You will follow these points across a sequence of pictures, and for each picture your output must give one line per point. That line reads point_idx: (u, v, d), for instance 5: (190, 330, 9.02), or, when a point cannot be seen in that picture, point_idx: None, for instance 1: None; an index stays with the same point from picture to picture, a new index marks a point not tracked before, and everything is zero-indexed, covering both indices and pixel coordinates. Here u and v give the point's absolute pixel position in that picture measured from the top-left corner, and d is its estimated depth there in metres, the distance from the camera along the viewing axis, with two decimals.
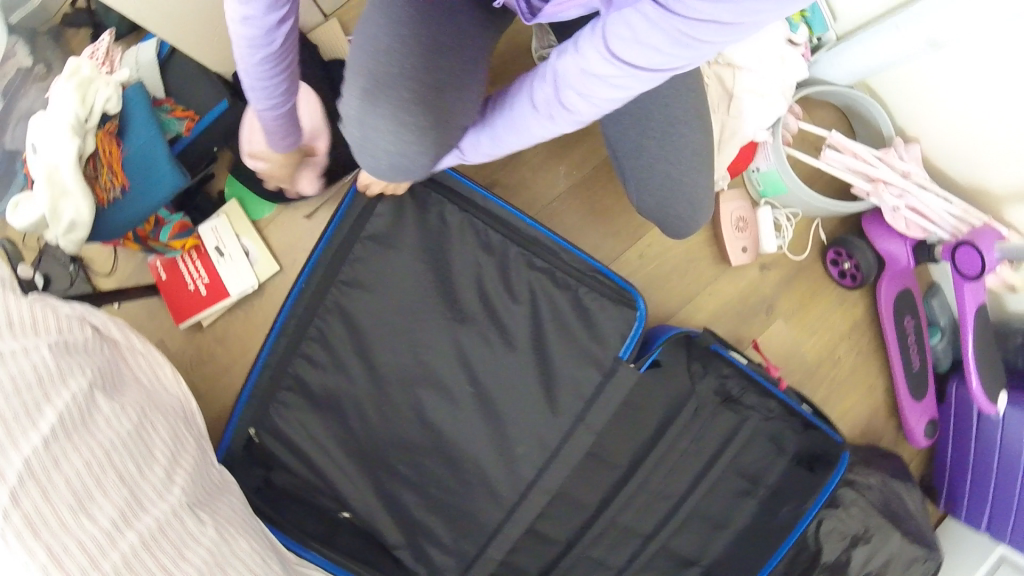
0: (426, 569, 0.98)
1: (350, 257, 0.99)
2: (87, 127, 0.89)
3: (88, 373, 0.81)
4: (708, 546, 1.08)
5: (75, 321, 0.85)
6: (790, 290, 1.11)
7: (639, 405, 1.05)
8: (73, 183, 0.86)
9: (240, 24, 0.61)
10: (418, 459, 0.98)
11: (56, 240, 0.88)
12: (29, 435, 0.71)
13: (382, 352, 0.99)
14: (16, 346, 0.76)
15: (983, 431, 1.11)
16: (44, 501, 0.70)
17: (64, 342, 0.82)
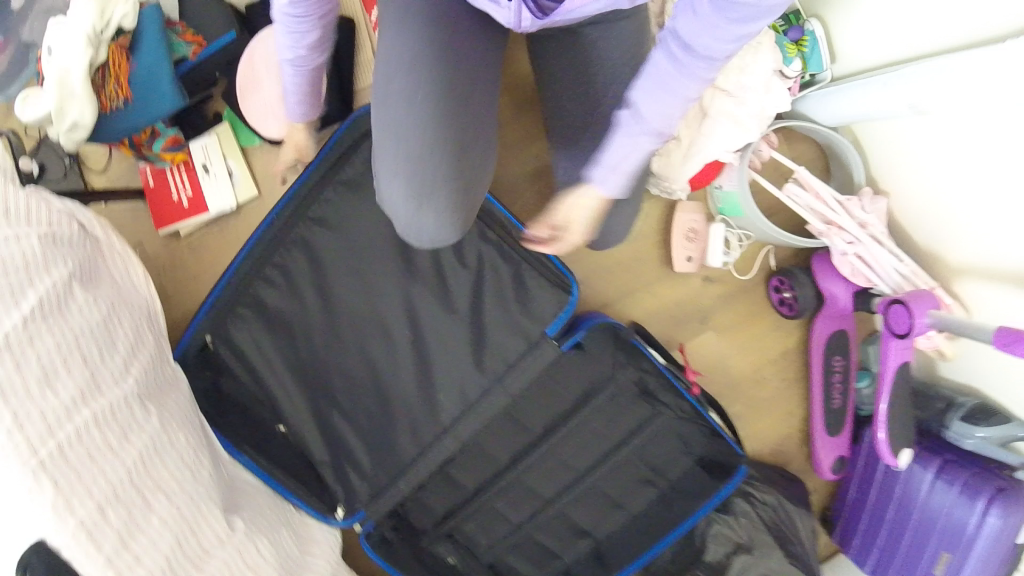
0: (342, 487, 1.10)
1: (320, 199, 1.04)
2: (100, 38, 0.95)
3: (69, 265, 0.88)
4: (602, 520, 1.18)
5: (64, 216, 0.92)
6: (726, 307, 1.18)
7: (562, 383, 1.12)
8: (80, 87, 0.92)
9: None
10: (353, 390, 1.08)
11: (59, 138, 0.95)
12: (10, 312, 0.78)
13: (337, 288, 1.06)
14: (9, 233, 0.82)
15: (886, 482, 1.15)
16: (16, 370, 0.77)
17: (51, 234, 0.88)
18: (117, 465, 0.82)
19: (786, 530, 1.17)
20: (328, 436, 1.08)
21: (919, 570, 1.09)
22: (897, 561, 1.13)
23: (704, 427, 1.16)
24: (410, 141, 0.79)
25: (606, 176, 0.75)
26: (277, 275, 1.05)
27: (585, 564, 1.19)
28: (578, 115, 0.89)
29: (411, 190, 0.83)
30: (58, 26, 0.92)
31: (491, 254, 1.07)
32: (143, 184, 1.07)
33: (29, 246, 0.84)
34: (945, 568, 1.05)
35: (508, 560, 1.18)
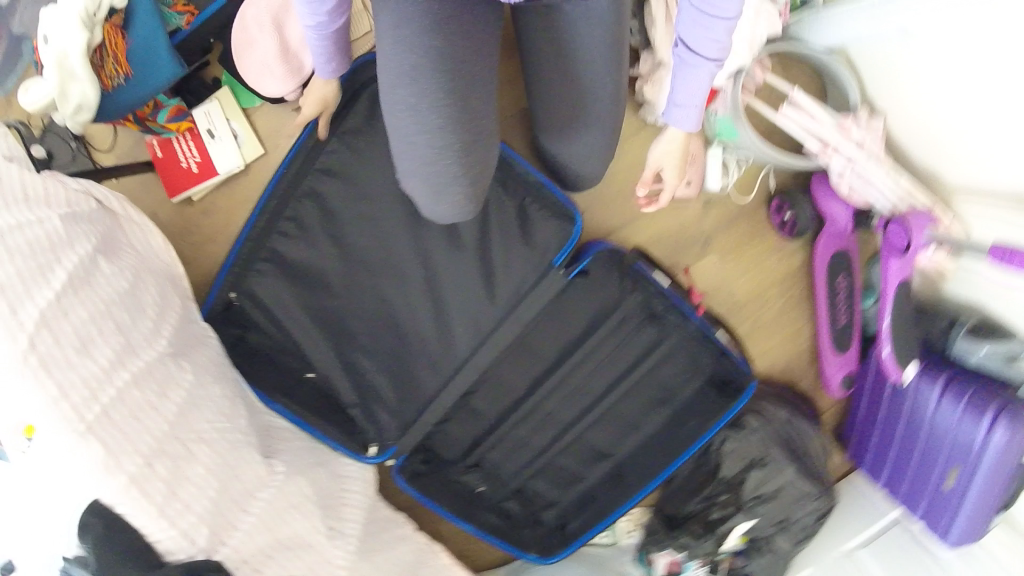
0: (372, 426, 1.15)
1: (327, 149, 1.07)
2: (94, 20, 0.96)
3: (92, 240, 0.93)
4: (619, 443, 1.24)
5: (81, 195, 0.97)
6: (729, 230, 1.19)
7: (570, 316, 1.16)
8: (81, 70, 0.96)
9: None
10: (376, 331, 1.12)
11: (65, 121, 1.00)
12: (42, 289, 0.85)
13: (350, 234, 1.09)
14: (33, 217, 0.88)
15: (894, 400, 1.17)
16: (55, 343, 0.83)
17: (72, 213, 0.93)
18: (159, 420, 0.90)
19: (795, 443, 1.22)
20: (353, 380, 1.13)
21: (932, 486, 1.11)
22: (912, 478, 1.15)
23: (709, 348, 1.20)
24: (423, 143, 0.83)
25: (676, 112, 0.83)
26: (292, 227, 1.07)
27: (606, 484, 1.26)
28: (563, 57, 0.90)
29: (431, 181, 0.89)
30: (51, 12, 0.95)
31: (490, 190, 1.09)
32: (151, 156, 1.11)
33: (53, 227, 0.89)
34: (955, 483, 1.07)
35: (535, 482, 1.25)
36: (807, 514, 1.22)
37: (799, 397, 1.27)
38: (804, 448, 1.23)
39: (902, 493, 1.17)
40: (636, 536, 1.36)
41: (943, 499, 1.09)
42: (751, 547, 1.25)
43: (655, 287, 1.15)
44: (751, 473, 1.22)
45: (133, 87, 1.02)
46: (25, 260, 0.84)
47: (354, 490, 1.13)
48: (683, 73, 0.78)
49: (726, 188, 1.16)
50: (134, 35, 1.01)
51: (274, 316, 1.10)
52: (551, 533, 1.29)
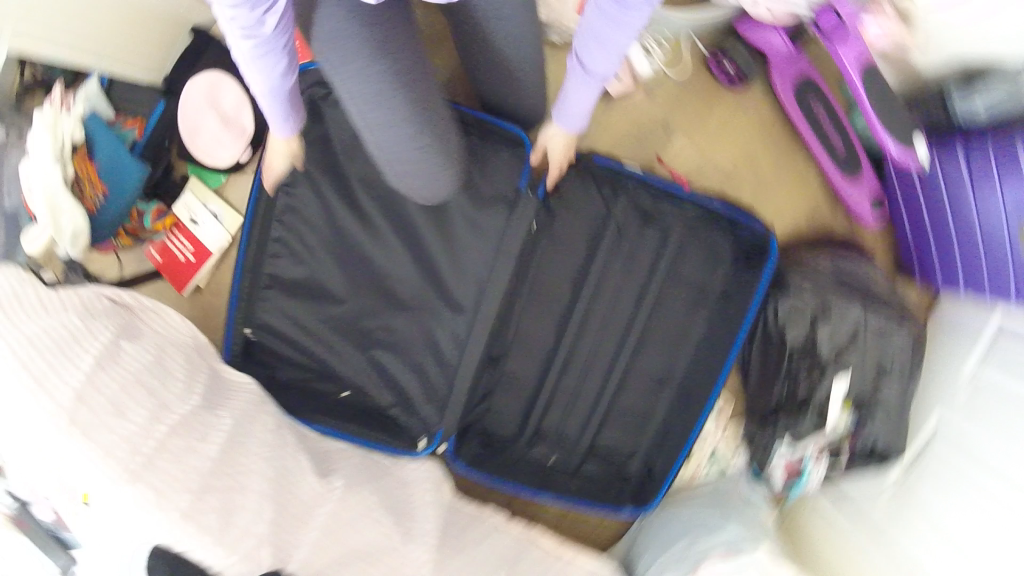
0: (415, 419, 1.18)
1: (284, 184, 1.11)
2: (63, 155, 1.00)
3: (110, 328, 0.99)
4: (674, 361, 1.18)
5: (94, 296, 1.01)
6: (683, 106, 1.15)
7: (564, 251, 1.15)
8: (67, 200, 0.99)
9: (229, 9, 0.65)
10: (391, 324, 1.15)
11: (67, 254, 1.02)
12: (72, 373, 0.89)
13: (331, 254, 1.13)
14: (52, 320, 0.93)
15: (929, 200, 1.07)
16: (91, 413, 0.88)
17: (86, 310, 0.99)
18: (204, 461, 0.95)
19: (850, 280, 1.12)
20: (389, 386, 1.17)
21: (1010, 257, 0.99)
22: (987, 263, 1.03)
23: (718, 224, 1.14)
24: (417, 162, 0.92)
25: (569, 113, 0.97)
26: (288, 264, 1.14)
27: (677, 409, 1.20)
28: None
29: (430, 193, 1.00)
30: (27, 165, 0.98)
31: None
32: (154, 264, 1.16)
33: (71, 326, 0.95)
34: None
35: (604, 435, 1.21)
36: (900, 349, 1.10)
37: (841, 242, 1.17)
38: (867, 285, 1.12)
39: (986, 285, 1.05)
40: (742, 458, 1.27)
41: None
42: (858, 412, 1.14)
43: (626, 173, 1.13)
44: (819, 330, 1.11)
45: (112, 200, 1.07)
46: (52, 354, 0.89)
47: (423, 493, 1.13)
48: (580, 84, 0.89)
49: (658, 69, 1.14)
50: (99, 157, 1.05)
51: (298, 351, 1.16)
52: (641, 482, 1.23)
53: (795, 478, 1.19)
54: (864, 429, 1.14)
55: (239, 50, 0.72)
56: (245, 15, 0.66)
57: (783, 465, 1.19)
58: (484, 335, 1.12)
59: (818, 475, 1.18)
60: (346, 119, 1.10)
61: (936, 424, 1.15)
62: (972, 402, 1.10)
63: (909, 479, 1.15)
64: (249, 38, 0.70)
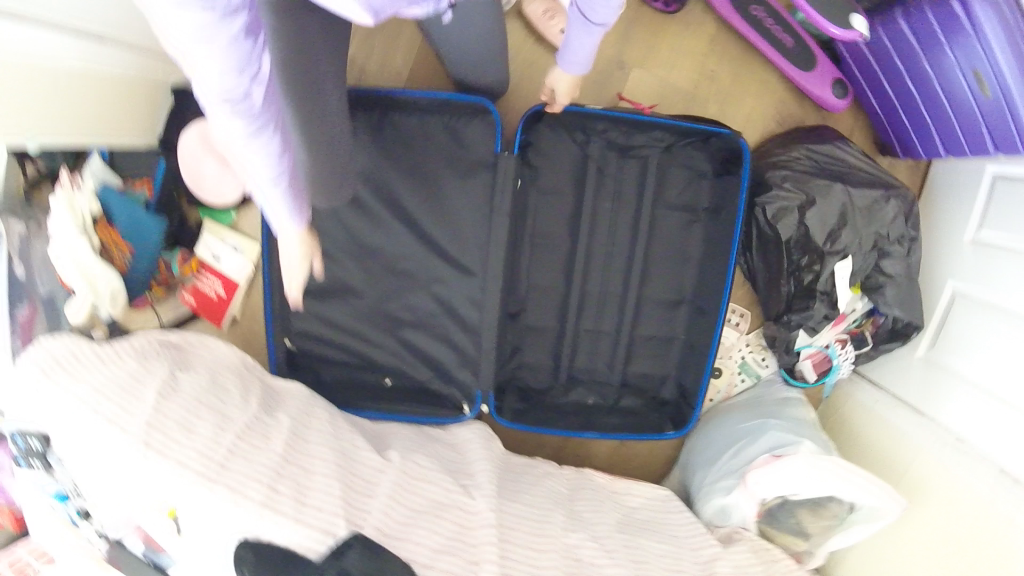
0: (455, 385, 1.28)
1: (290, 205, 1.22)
2: (87, 227, 1.05)
3: (165, 362, 1.10)
4: (682, 280, 1.25)
5: (144, 339, 1.11)
6: (635, 39, 1.17)
7: (554, 201, 1.24)
8: (101, 266, 1.06)
9: (226, 77, 0.50)
10: (412, 305, 1.25)
11: (109, 314, 1.09)
12: (139, 405, 1.00)
13: (344, 255, 1.23)
14: (113, 365, 1.04)
15: (887, 69, 1.08)
16: (164, 435, 0.99)
17: (139, 351, 1.08)
18: (270, 456, 1.06)
19: (830, 166, 1.14)
20: (424, 363, 1.27)
21: (976, 106, 0.96)
22: (957, 119, 1.02)
23: (692, 142, 1.20)
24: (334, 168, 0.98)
25: (574, 61, 0.80)
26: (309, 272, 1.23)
27: (695, 325, 1.25)
28: None
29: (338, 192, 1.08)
30: (55, 243, 1.03)
31: (414, 149, 1.20)
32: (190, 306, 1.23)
33: (132, 369, 1.05)
34: (989, 85, 0.91)
35: (633, 365, 1.27)
36: (892, 219, 1.12)
37: (814, 131, 1.19)
38: (845, 168, 1.15)
39: (966, 142, 1.03)
40: (772, 362, 1.30)
41: (996, 109, 0.94)
42: (869, 296, 1.16)
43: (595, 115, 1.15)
44: (809, 221, 1.13)
45: (138, 258, 1.14)
46: (120, 394, 1.00)
47: (475, 451, 1.22)
48: (581, 31, 0.72)
49: None
50: (119, 221, 1.11)
51: (336, 349, 1.27)
52: (678, 404, 1.29)
53: (826, 370, 1.22)
54: (880, 306, 1.15)
55: (230, 130, 0.56)
56: (238, 79, 0.51)
57: (811, 358, 1.21)
58: (497, 293, 1.22)
59: (848, 364, 1.21)
60: None
61: (952, 290, 1.13)
62: (978, 254, 1.09)
63: (935, 351, 1.13)
64: (241, 108, 0.54)
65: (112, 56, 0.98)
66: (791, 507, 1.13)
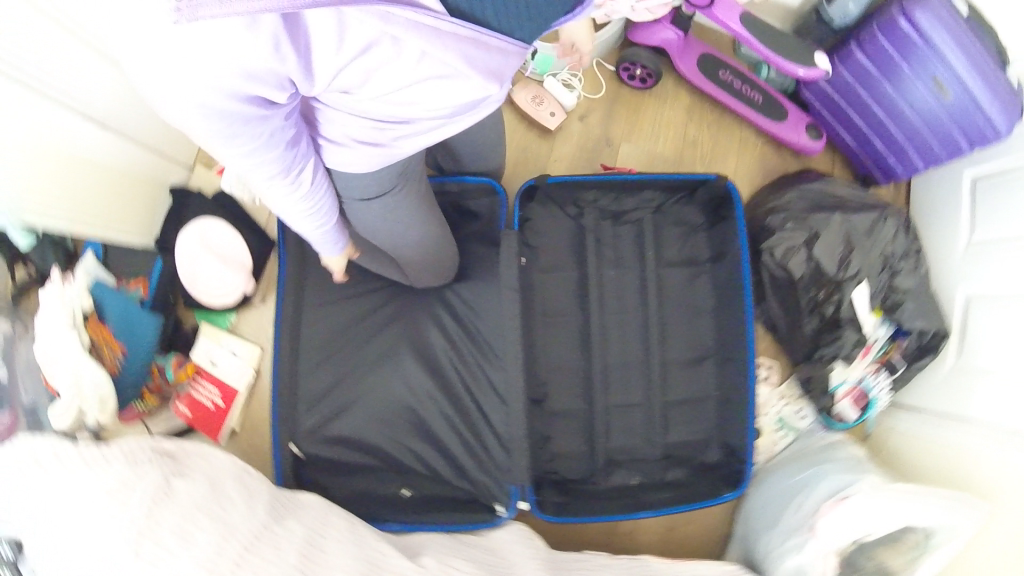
0: (481, 485, 1.12)
1: (308, 304, 1.18)
2: (77, 323, 1.02)
3: (160, 467, 0.98)
4: (704, 338, 1.17)
5: (140, 445, 1.02)
6: (616, 118, 1.24)
7: (559, 277, 1.14)
8: (90, 364, 1.01)
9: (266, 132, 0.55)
10: (429, 396, 1.13)
11: (95, 419, 1.02)
12: (128, 514, 0.86)
13: (360, 344, 1.17)
14: (99, 469, 0.92)
15: (854, 100, 1.22)
16: (156, 544, 0.84)
17: (131, 456, 0.98)
18: (284, 564, 0.89)
19: (824, 201, 1.19)
20: (447, 459, 1.13)
21: (943, 112, 1.10)
22: (928, 127, 1.14)
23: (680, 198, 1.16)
24: (426, 271, 1.11)
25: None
26: (321, 368, 1.16)
27: (728, 381, 1.17)
28: None
29: (433, 275, 1.12)
30: (42, 338, 0.99)
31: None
32: (183, 419, 1.16)
33: (123, 466, 0.94)
34: (950, 88, 1.07)
35: (672, 434, 1.18)
36: (893, 237, 1.16)
37: (799, 176, 1.25)
38: (838, 200, 1.20)
39: (939, 150, 1.15)
40: (808, 412, 1.29)
41: (962, 111, 1.07)
42: (891, 316, 1.19)
43: (593, 183, 1.11)
44: (818, 253, 1.16)
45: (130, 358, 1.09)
46: (105, 501, 0.87)
47: (519, 552, 1.05)
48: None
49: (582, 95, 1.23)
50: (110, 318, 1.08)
51: (352, 451, 1.13)
52: (728, 466, 1.19)
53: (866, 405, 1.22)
54: (903, 323, 1.17)
55: (265, 188, 0.64)
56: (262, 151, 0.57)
57: (849, 397, 1.21)
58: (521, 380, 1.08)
59: (886, 394, 1.20)
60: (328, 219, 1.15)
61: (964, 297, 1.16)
62: (979, 267, 1.13)
63: (963, 357, 1.15)
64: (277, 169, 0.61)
65: (96, 138, 0.99)
66: (870, 549, 1.06)
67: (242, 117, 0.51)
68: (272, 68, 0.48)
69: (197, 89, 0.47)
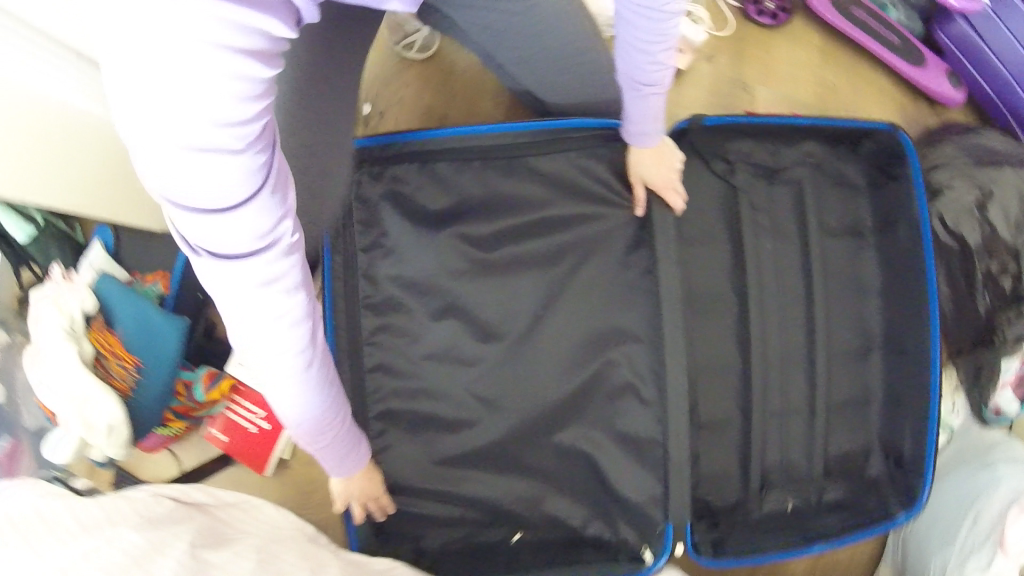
0: (620, 529, 0.85)
1: (367, 296, 0.87)
2: (77, 333, 0.92)
3: (183, 538, 0.74)
4: (867, 323, 0.96)
5: (151, 498, 0.84)
6: (746, 63, 1.13)
7: (706, 251, 0.92)
8: (95, 389, 0.89)
9: (251, 176, 0.43)
10: (553, 411, 0.83)
11: (105, 454, 0.92)
12: None
13: (430, 336, 0.85)
14: (101, 539, 0.67)
15: (995, 45, 1.06)
16: None
17: (146, 521, 0.76)
18: None
19: (988, 153, 1.05)
20: (577, 502, 0.84)
21: None
22: None
23: (839, 153, 0.99)
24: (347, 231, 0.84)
25: None
26: (390, 379, 0.85)
27: (896, 374, 0.96)
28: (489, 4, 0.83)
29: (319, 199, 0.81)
30: (39, 355, 0.90)
31: (503, 201, 0.87)
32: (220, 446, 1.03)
33: (131, 539, 0.70)
34: None
35: (833, 444, 0.95)
36: None
37: (941, 130, 1.11)
38: (997, 153, 1.04)
39: None
40: (962, 407, 1.09)
41: None
42: None
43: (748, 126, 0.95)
44: (990, 215, 1.01)
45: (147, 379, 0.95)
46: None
47: None
48: None
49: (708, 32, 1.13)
50: (120, 326, 0.96)
51: (447, 504, 0.84)
52: (894, 479, 0.97)
53: None
54: None
55: (261, 321, 0.50)
56: (258, 231, 0.45)
57: (1012, 384, 1.03)
58: (684, 388, 0.81)
59: None
60: (415, 173, 0.90)
61: None
62: None
63: None
64: (271, 254, 0.47)
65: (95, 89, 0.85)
66: None
67: (232, 146, 0.41)
68: (265, 52, 0.41)
69: (182, 99, 0.38)
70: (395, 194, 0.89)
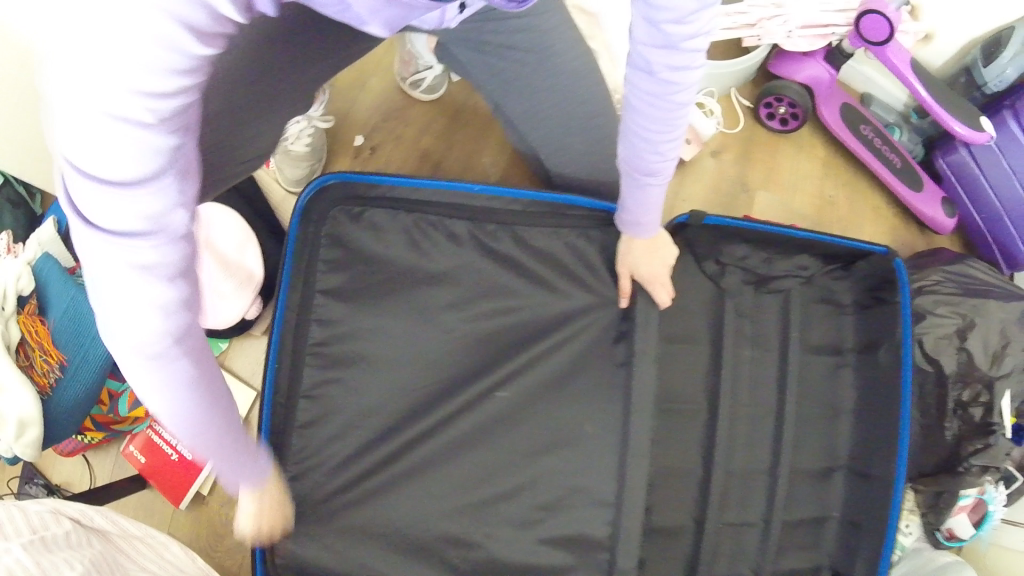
0: None
1: (325, 346, 0.82)
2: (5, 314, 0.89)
3: (80, 567, 0.66)
4: (835, 443, 0.91)
5: (49, 516, 0.73)
6: (751, 164, 1.15)
7: (684, 353, 0.90)
8: (14, 380, 0.84)
9: (149, 158, 0.36)
10: (497, 499, 0.77)
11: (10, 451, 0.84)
12: None
13: (379, 398, 0.79)
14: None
15: (993, 176, 1.05)
16: None
17: (40, 540, 0.67)
18: None
19: (973, 283, 1.03)
20: None
21: None
22: None
23: (829, 271, 0.98)
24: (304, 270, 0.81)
25: None
26: (329, 437, 0.79)
27: (859, 499, 0.90)
28: (503, 68, 0.83)
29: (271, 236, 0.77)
30: None
31: (472, 269, 0.84)
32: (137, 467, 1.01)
33: (17, 558, 0.60)
34: None
35: (784, 566, 0.89)
36: None
37: (929, 255, 1.09)
38: (983, 286, 1.03)
39: None
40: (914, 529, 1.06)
41: None
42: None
43: (747, 232, 0.95)
44: (970, 347, 0.99)
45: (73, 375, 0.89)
46: None
47: None
48: None
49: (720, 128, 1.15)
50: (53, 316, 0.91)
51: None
52: None
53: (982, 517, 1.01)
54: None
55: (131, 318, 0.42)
56: (145, 215, 0.37)
57: (968, 510, 1.01)
58: (642, 492, 0.76)
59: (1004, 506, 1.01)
60: (399, 225, 0.86)
61: None
62: None
63: None
64: (159, 246, 0.39)
65: None
66: None
67: (143, 120, 0.35)
68: (207, 30, 0.34)
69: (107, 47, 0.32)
70: (370, 242, 0.85)
